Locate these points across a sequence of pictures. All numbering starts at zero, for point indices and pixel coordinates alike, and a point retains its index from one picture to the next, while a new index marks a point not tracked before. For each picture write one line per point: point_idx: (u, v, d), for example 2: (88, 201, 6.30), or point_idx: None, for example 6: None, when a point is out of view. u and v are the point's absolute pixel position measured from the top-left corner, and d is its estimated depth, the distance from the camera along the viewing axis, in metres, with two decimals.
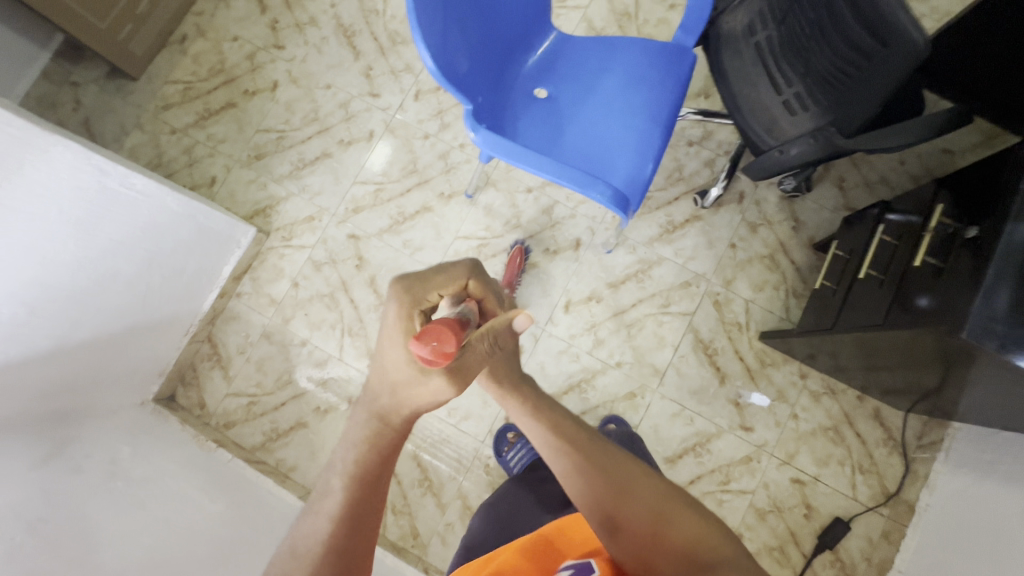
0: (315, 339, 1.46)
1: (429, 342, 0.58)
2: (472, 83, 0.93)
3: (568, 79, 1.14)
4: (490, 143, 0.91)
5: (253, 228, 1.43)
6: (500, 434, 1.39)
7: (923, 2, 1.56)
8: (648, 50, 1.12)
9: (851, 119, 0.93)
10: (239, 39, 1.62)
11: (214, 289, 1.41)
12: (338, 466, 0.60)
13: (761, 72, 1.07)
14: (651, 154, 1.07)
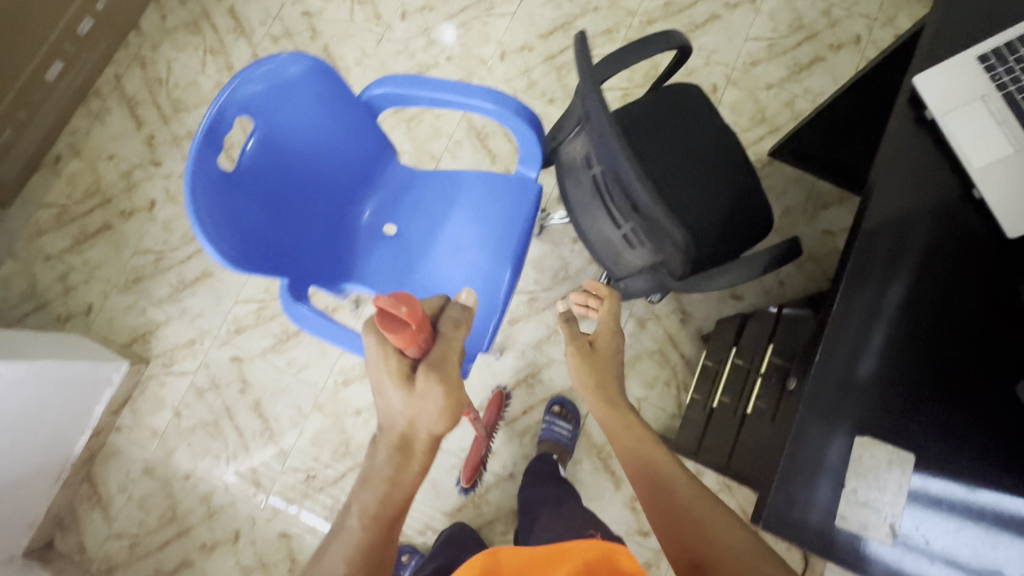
0: (199, 471, 1.41)
1: (397, 302, 0.68)
2: (292, 253, 0.90)
3: (417, 214, 1.10)
4: (305, 322, 0.88)
5: (126, 361, 1.39)
6: (392, 558, 1.38)
7: (795, 82, 1.58)
8: (495, 185, 1.10)
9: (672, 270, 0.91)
10: (115, 157, 1.58)
11: (87, 430, 1.36)
12: (356, 508, 0.69)
13: (596, 205, 1.04)
14: (498, 297, 1.06)
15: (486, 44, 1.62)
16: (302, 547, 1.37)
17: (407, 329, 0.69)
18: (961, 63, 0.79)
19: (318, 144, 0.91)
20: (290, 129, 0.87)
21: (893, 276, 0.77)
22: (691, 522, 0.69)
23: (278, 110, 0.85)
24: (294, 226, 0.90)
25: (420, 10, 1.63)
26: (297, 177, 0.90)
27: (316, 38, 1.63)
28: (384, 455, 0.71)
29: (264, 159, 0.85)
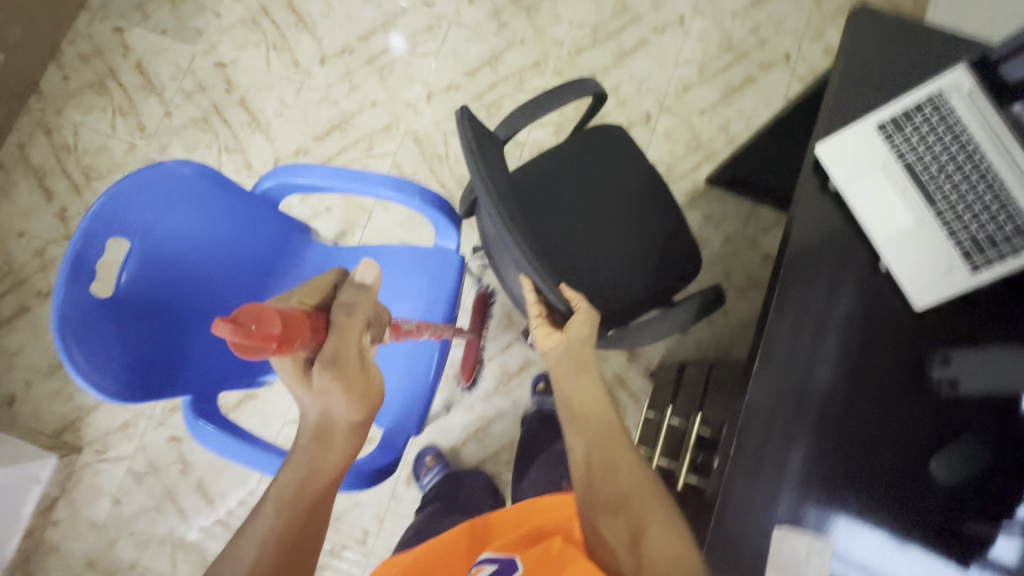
0: (144, 559, 1.36)
1: (246, 325, 0.49)
2: (194, 363, 0.85)
3: None
4: (211, 443, 0.83)
5: (54, 455, 1.34)
6: (417, 458, 1.38)
7: (728, 106, 1.56)
8: (416, 257, 1.07)
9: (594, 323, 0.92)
10: (26, 233, 1.49)
11: (17, 533, 1.29)
12: (274, 491, 0.66)
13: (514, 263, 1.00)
14: (424, 383, 1.00)
15: (412, 86, 1.56)
16: None
17: (262, 353, 0.51)
18: (860, 133, 0.78)
19: (212, 243, 0.87)
20: (176, 236, 0.82)
21: (842, 284, 0.77)
22: (620, 472, 0.71)
23: (157, 220, 0.80)
24: (196, 331, 0.86)
25: (340, 53, 1.57)
26: (192, 282, 0.85)
27: (232, 90, 1.55)
28: (302, 442, 0.67)
29: (148, 275, 0.80)
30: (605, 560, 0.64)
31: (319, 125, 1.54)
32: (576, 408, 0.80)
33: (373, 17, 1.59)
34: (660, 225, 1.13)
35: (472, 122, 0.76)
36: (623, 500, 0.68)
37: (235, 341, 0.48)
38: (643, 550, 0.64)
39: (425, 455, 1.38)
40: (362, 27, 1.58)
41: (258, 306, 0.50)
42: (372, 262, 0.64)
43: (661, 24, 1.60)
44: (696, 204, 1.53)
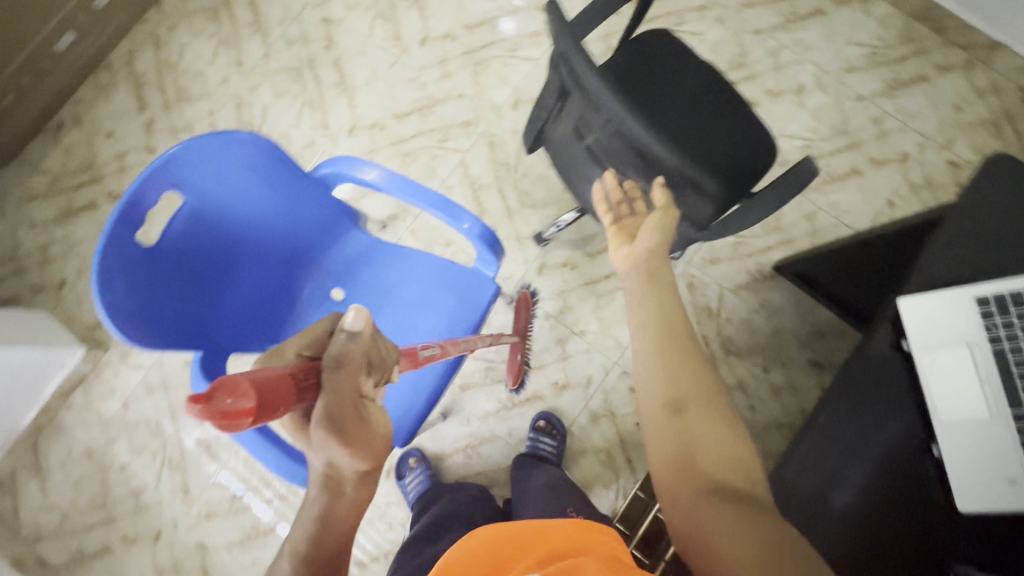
0: (134, 464, 1.45)
1: (222, 400, 0.48)
2: (211, 322, 0.88)
3: (369, 285, 1.07)
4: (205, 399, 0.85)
5: (83, 347, 1.43)
6: (401, 457, 1.38)
7: (821, 194, 1.45)
8: (450, 276, 1.05)
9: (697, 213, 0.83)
10: (113, 135, 1.57)
11: (34, 406, 1.40)
12: (289, 548, 0.63)
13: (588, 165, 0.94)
14: (417, 407, 0.99)
15: (501, 88, 1.53)
16: (213, 561, 1.40)
17: (244, 427, 0.50)
18: (954, 301, 0.71)
19: (261, 210, 0.88)
20: (227, 200, 0.84)
21: (892, 414, 0.70)
22: (687, 378, 0.65)
23: (213, 180, 0.81)
24: (223, 286, 0.89)
25: (441, 38, 1.56)
26: (232, 241, 0.87)
27: (330, 48, 1.57)
28: (312, 492, 0.63)
29: (192, 228, 0.83)
30: (663, 463, 0.60)
31: (402, 104, 1.53)
32: (643, 313, 0.73)
33: (484, 9, 1.56)
34: (732, 129, 1.06)
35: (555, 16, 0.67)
36: (681, 403, 0.63)
37: (213, 418, 0.47)
38: (693, 461, 0.59)
39: (408, 458, 1.38)
40: (470, 17, 1.56)
41: (231, 378, 0.50)
42: (361, 307, 0.62)
43: (777, 90, 1.49)
44: (756, 287, 1.43)
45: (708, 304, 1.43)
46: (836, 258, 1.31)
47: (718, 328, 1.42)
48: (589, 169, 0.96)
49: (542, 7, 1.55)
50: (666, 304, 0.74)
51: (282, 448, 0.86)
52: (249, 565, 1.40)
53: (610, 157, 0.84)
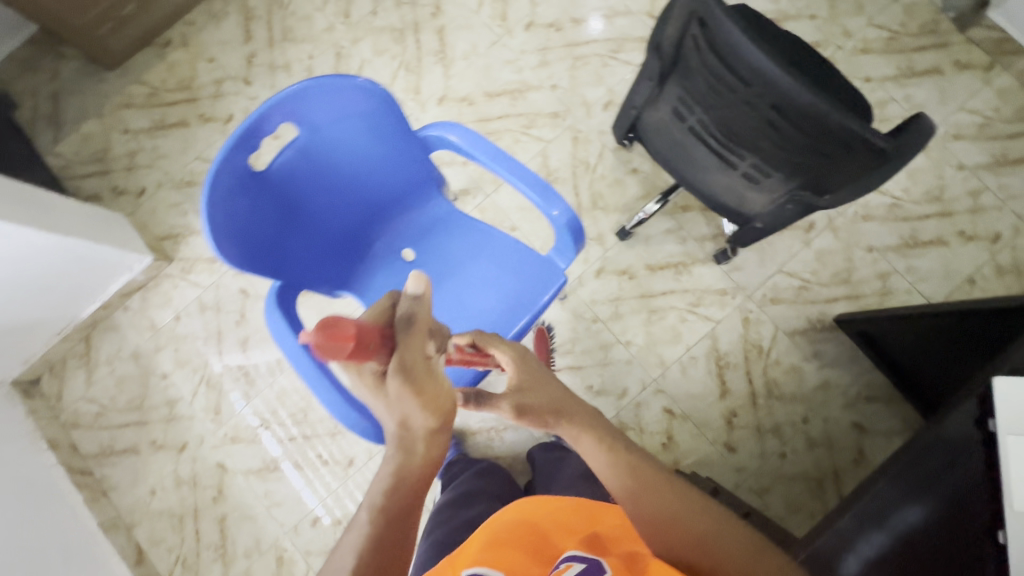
0: (174, 376, 1.50)
1: (329, 327, 0.55)
2: (294, 255, 0.90)
3: (441, 251, 1.08)
4: (277, 326, 0.88)
5: (150, 256, 1.48)
6: None
7: (900, 256, 1.40)
8: (521, 261, 1.06)
9: (823, 184, 0.84)
10: (215, 60, 1.62)
11: (97, 301, 1.47)
12: (367, 501, 0.65)
13: (697, 143, 0.98)
14: (467, 379, 1.00)
15: (596, 87, 1.52)
16: (230, 483, 1.45)
17: (340, 353, 0.56)
18: None
19: (363, 157, 0.90)
20: (336, 141, 0.86)
21: (913, 498, 0.88)
22: (682, 520, 0.65)
23: (328, 119, 0.83)
24: (311, 224, 0.91)
25: (547, 26, 1.55)
26: (330, 181, 0.90)
27: (437, 16, 1.59)
28: (388, 452, 0.67)
29: (299, 163, 0.85)
30: None
31: (495, 84, 1.54)
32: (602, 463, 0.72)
33: (595, 6, 1.55)
34: None
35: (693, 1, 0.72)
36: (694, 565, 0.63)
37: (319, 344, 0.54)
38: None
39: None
40: (579, 12, 1.55)
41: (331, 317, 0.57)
42: (420, 274, 0.65)
43: None
44: (812, 336, 1.40)
45: (760, 343, 1.41)
46: (905, 328, 1.25)
47: (764, 368, 1.40)
48: (704, 151, 0.98)
49: (653, 15, 1.54)
50: (636, 453, 0.73)
51: (336, 387, 0.87)
52: (261, 496, 1.45)
53: (741, 133, 0.87)
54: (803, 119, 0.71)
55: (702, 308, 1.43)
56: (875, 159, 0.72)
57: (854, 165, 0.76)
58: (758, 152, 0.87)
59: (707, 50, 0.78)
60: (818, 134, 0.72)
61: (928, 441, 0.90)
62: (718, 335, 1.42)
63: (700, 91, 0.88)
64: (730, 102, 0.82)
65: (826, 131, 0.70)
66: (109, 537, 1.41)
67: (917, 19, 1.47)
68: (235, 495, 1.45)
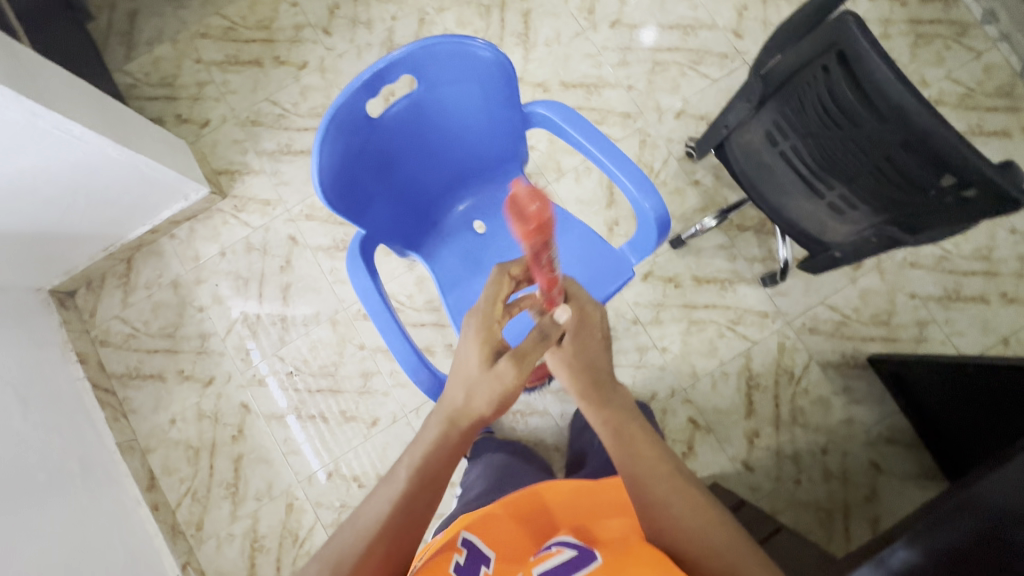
0: (211, 311, 1.51)
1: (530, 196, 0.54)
2: (383, 208, 0.92)
3: (513, 228, 1.09)
4: (357, 273, 0.90)
5: (207, 188, 1.48)
6: None
7: (941, 307, 1.43)
8: (591, 252, 1.07)
9: (913, 220, 0.87)
10: (298, 6, 1.62)
11: (148, 224, 1.47)
12: (406, 460, 0.70)
13: (786, 166, 1.02)
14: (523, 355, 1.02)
15: (671, 94, 1.53)
16: (251, 424, 1.46)
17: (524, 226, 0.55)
18: None
19: (468, 126, 0.92)
20: (448, 105, 0.87)
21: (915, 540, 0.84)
22: (667, 513, 0.64)
23: (447, 83, 0.85)
24: (405, 181, 0.92)
25: (632, 27, 1.56)
26: (431, 143, 0.91)
27: None
28: (435, 422, 0.72)
29: (409, 117, 0.86)
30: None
31: (572, 76, 1.55)
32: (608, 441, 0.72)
33: (681, 15, 1.56)
34: None
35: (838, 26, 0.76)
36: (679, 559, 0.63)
37: (529, 220, 0.54)
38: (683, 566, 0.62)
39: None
40: (666, 18, 1.56)
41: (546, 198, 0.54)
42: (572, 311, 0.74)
43: None
44: (844, 371, 1.43)
45: (792, 370, 1.43)
46: (935, 377, 1.27)
47: (793, 395, 1.42)
48: (792, 176, 1.02)
49: (738, 33, 1.54)
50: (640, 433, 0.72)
51: (407, 341, 0.88)
52: (280, 442, 1.45)
53: (845, 162, 0.90)
54: (925, 153, 0.74)
55: (741, 327, 1.45)
56: (978, 208, 0.75)
57: (953, 208, 0.79)
58: (856, 182, 0.91)
59: (835, 77, 0.82)
60: (932, 171, 0.76)
61: (959, 500, 0.84)
62: (753, 356, 1.44)
63: (806, 117, 0.92)
64: (840, 131, 0.86)
65: (944, 168, 0.74)
66: (126, 459, 1.41)
67: (995, 79, 1.48)
68: (254, 437, 1.46)
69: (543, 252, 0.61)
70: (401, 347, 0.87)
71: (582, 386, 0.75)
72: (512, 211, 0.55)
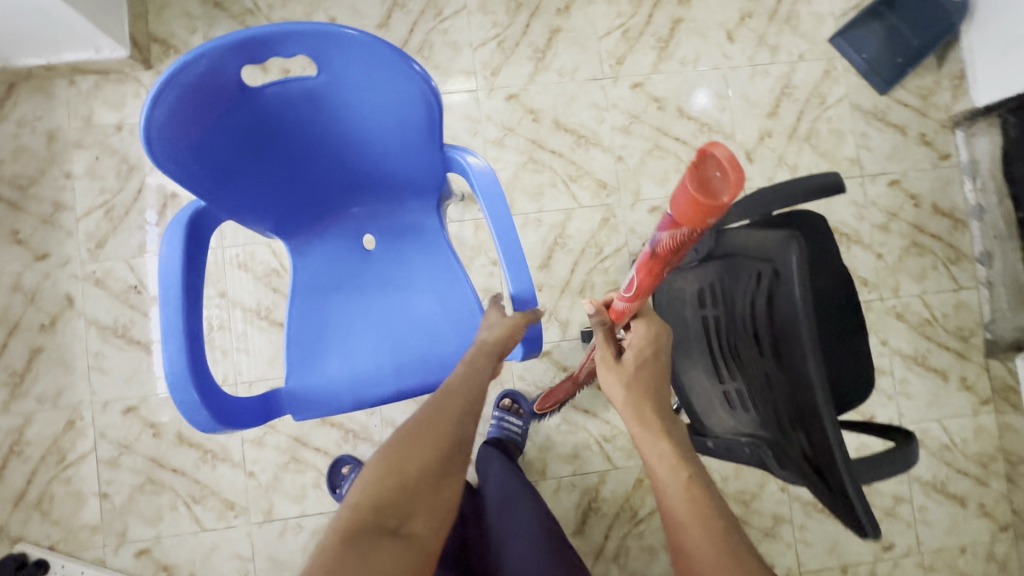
0: (77, 182, 1.31)
1: (712, 176, 0.43)
2: (240, 182, 0.78)
3: (401, 259, 0.95)
4: (171, 245, 0.76)
5: (126, 52, 1.27)
6: (331, 467, 1.31)
7: (802, 512, 1.38)
8: (467, 325, 0.93)
9: (778, 453, 0.78)
10: None
11: (43, 59, 1.26)
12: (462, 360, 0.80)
13: (699, 333, 0.91)
14: (340, 405, 0.90)
15: (656, 186, 1.40)
16: (68, 322, 1.29)
17: (692, 182, 0.43)
18: None
19: (375, 134, 0.77)
20: (350, 106, 0.73)
21: None
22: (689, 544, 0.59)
23: (356, 82, 0.70)
24: (279, 165, 0.79)
25: (651, 97, 1.42)
26: (326, 135, 0.77)
27: (560, 14, 1.42)
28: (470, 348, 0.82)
29: (299, 102, 0.72)
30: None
31: (570, 118, 1.40)
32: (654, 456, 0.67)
33: (705, 110, 1.43)
34: (840, 365, 0.96)
35: (783, 237, 0.67)
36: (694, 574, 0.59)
37: (716, 202, 0.43)
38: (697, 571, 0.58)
39: (342, 466, 1.31)
40: (689, 107, 1.43)
41: (726, 188, 0.43)
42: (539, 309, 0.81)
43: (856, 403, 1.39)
44: None
45: (637, 509, 1.34)
46: None
47: (625, 534, 1.34)
48: (702, 346, 0.91)
49: (749, 155, 1.42)
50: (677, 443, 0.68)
51: (184, 349, 0.74)
52: (89, 353, 1.29)
53: (744, 359, 0.81)
54: (799, 400, 0.66)
55: (610, 447, 1.36)
56: (825, 485, 0.66)
57: (808, 466, 0.70)
58: (751, 389, 0.81)
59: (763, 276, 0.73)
60: (801, 427, 0.67)
61: None
62: (607, 479, 1.35)
63: (731, 294, 0.83)
64: (750, 330, 0.78)
65: (806, 425, 0.65)
66: None
67: (960, 318, 1.42)
68: (63, 335, 1.29)
69: (692, 238, 0.51)
70: (174, 353, 0.73)
71: (637, 399, 0.71)
72: (687, 186, 0.44)
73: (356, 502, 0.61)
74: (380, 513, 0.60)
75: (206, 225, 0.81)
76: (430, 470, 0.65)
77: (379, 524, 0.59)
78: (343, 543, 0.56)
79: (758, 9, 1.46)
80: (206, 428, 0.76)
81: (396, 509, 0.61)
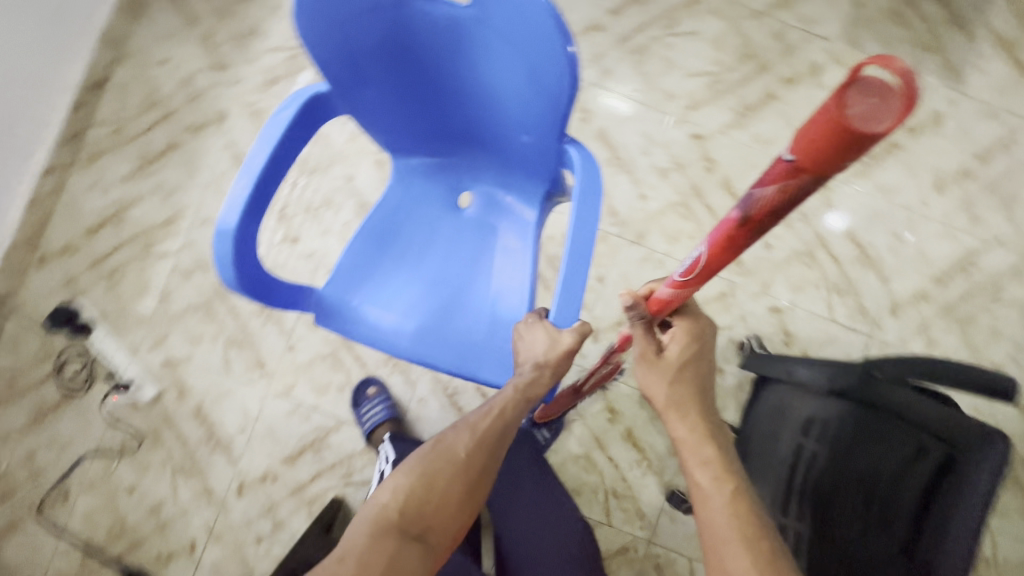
0: (283, 21, 1.38)
1: (865, 101, 0.33)
2: (370, 86, 0.83)
3: (480, 228, 0.99)
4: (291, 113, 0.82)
5: None
6: (359, 385, 1.32)
7: None
8: (508, 318, 0.94)
9: None
10: None
11: None
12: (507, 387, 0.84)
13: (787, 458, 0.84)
14: (357, 332, 0.92)
15: (788, 288, 1.34)
16: (213, 134, 1.36)
17: (835, 103, 0.33)
18: None
19: (506, 94, 0.79)
20: (496, 61, 0.76)
21: None
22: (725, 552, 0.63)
23: (513, 36, 0.72)
24: (411, 89, 0.83)
25: (827, 204, 1.36)
26: (465, 73, 0.80)
27: (784, 83, 1.36)
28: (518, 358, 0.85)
29: (454, 39, 0.76)
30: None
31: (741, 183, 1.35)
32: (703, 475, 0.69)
33: (874, 242, 1.35)
34: None
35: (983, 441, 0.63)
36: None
37: (854, 128, 0.33)
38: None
39: (367, 387, 1.31)
40: (860, 230, 1.35)
41: (882, 111, 0.32)
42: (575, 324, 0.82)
43: None
44: None
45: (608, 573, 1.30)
46: None
47: None
48: (782, 469, 0.85)
49: (894, 307, 1.33)
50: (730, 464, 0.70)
51: (246, 206, 0.78)
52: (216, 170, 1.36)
53: (838, 509, 0.76)
54: None
55: (614, 502, 1.31)
56: None
57: None
58: (827, 542, 0.76)
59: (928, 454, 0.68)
60: None
61: None
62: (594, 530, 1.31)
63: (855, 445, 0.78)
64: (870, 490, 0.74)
65: None
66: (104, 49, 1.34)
67: None
68: (203, 143, 1.36)
69: (803, 192, 0.41)
70: (236, 205, 0.77)
71: (682, 397, 0.72)
72: (826, 103, 0.33)
73: (386, 503, 0.76)
74: (405, 520, 0.75)
75: (322, 112, 0.87)
76: (448, 493, 0.76)
77: (402, 528, 0.74)
78: (373, 535, 0.73)
79: (978, 173, 1.36)
80: (228, 285, 0.80)
81: (413, 520, 0.74)
